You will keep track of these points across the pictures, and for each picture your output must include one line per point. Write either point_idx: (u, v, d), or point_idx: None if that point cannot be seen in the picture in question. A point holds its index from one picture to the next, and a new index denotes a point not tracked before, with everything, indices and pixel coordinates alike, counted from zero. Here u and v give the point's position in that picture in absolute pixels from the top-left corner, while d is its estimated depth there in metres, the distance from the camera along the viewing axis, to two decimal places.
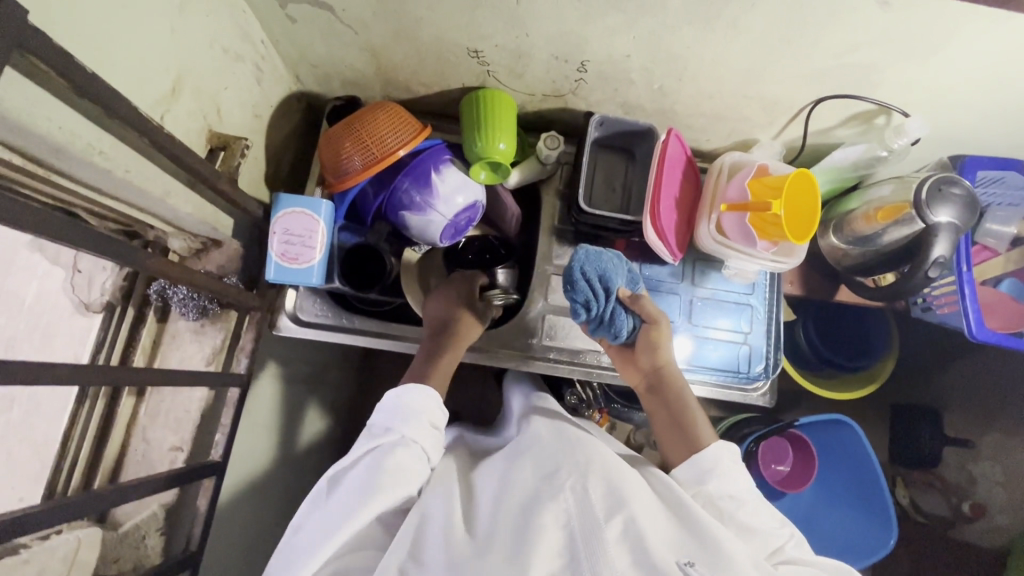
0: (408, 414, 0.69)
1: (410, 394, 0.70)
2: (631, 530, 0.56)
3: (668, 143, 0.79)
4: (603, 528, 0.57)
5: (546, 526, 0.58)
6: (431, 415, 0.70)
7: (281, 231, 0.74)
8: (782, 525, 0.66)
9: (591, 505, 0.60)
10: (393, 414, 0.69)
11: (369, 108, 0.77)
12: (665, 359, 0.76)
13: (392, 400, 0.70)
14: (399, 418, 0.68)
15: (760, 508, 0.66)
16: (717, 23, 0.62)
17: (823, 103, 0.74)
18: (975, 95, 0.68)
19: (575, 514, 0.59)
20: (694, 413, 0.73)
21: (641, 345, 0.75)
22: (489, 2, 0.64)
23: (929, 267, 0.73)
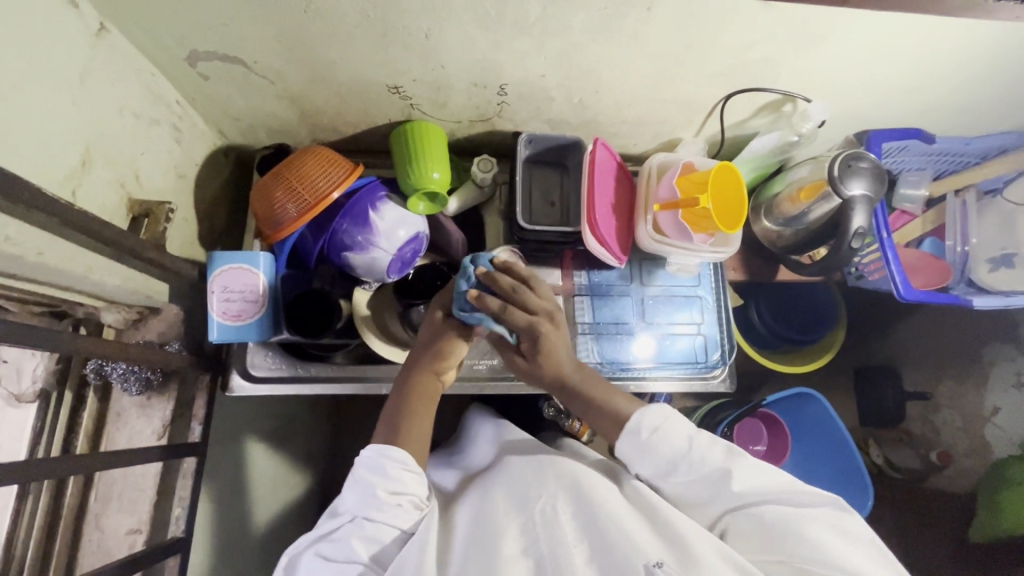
0: (365, 490, 0.64)
1: (372, 464, 0.66)
2: (598, 550, 0.60)
3: (595, 153, 0.81)
4: (570, 552, 0.60)
5: (517, 559, 0.61)
6: (393, 483, 0.65)
7: (219, 289, 0.73)
8: (724, 459, 0.66)
9: (560, 528, 0.63)
10: (354, 488, 0.65)
11: (297, 155, 0.77)
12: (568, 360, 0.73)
13: (357, 476, 0.65)
14: (361, 499, 0.63)
15: (697, 459, 0.66)
16: (620, 36, 0.65)
17: (733, 98, 0.78)
18: (865, 76, 0.73)
19: (546, 540, 0.62)
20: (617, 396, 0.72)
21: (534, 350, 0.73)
22: (398, 39, 0.65)
23: (851, 240, 0.76)
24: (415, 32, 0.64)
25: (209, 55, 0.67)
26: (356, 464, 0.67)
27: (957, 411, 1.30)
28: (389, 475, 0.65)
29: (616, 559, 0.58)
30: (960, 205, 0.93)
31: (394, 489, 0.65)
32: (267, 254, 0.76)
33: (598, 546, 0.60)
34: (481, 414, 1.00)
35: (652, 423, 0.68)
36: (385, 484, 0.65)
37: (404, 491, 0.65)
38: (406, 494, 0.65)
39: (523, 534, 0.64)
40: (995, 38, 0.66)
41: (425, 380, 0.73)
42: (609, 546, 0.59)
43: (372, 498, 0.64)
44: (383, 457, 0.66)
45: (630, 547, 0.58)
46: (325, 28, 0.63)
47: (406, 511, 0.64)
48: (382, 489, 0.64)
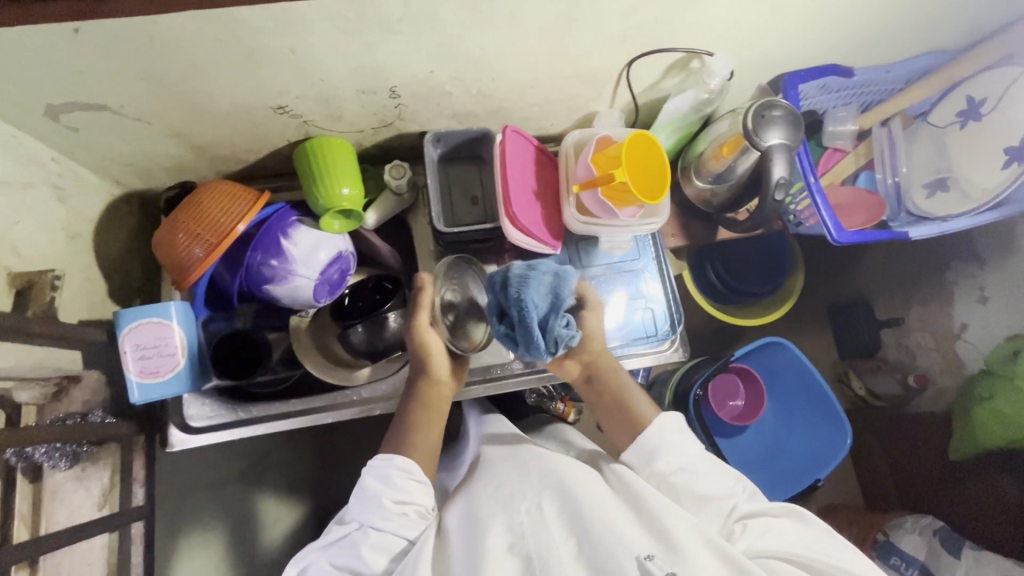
0: (370, 500, 0.65)
1: (378, 475, 0.67)
2: (584, 542, 0.58)
3: (504, 143, 0.78)
4: (557, 545, 0.58)
5: (503, 557, 0.58)
6: (397, 493, 0.66)
7: (132, 348, 0.68)
8: (735, 483, 0.68)
9: (546, 524, 0.60)
10: (360, 497, 0.66)
11: (194, 193, 0.73)
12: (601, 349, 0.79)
13: (364, 485, 0.67)
14: (366, 507, 0.65)
15: (712, 474, 0.67)
16: (498, 19, 0.61)
17: (636, 63, 0.75)
18: (764, 19, 0.69)
19: (530, 537, 0.59)
20: (631, 396, 0.75)
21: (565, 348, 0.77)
22: (263, 59, 0.61)
23: (774, 191, 0.74)
24: (278, 49, 0.60)
25: (70, 106, 0.62)
26: (364, 473, 0.68)
27: (930, 331, 1.31)
28: (393, 486, 0.66)
29: (603, 551, 0.56)
30: (887, 135, 0.92)
31: (398, 498, 0.66)
32: (179, 302, 0.71)
33: (587, 542, 0.57)
34: (475, 412, 0.98)
35: (676, 427, 0.71)
36: (391, 494, 0.65)
37: (407, 500, 0.66)
38: (409, 503, 0.66)
39: (506, 531, 0.61)
40: None
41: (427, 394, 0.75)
42: (596, 537, 0.57)
43: (377, 507, 0.65)
44: (390, 468, 0.67)
45: (618, 543, 0.56)
46: (183, 59, 0.59)
47: (409, 520, 0.65)
48: (386, 499, 0.65)
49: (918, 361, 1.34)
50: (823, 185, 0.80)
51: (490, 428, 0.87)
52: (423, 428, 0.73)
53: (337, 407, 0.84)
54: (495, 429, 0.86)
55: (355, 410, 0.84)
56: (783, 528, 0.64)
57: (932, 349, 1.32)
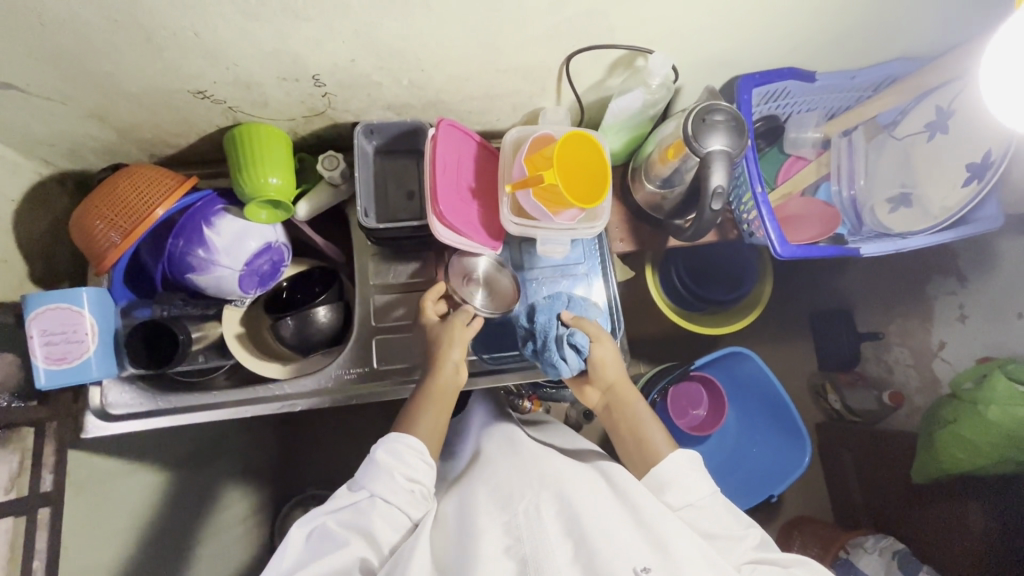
0: (382, 472, 0.64)
1: (393, 452, 0.65)
2: (579, 547, 0.56)
3: (437, 137, 0.75)
4: (548, 550, 0.56)
5: (496, 560, 0.56)
6: (409, 470, 0.65)
7: (38, 333, 0.66)
8: (747, 528, 0.63)
9: (543, 524, 0.59)
10: (371, 468, 0.64)
11: (114, 176, 0.72)
12: (615, 375, 0.78)
13: (375, 456, 0.65)
14: (377, 477, 0.63)
15: (720, 512, 0.64)
16: (414, 8, 0.58)
17: (575, 59, 0.72)
18: (707, 18, 0.65)
19: (528, 542, 0.57)
20: (647, 428, 0.73)
21: (590, 367, 0.77)
22: (167, 42, 0.58)
23: (711, 200, 0.70)
24: (181, 31, 0.57)
25: None
26: (378, 445, 0.66)
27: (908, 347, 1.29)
28: (405, 463, 0.65)
29: (594, 557, 0.54)
30: (846, 145, 0.88)
31: (409, 475, 0.64)
32: (92, 289, 0.70)
33: (581, 543, 0.56)
34: (481, 406, 0.92)
35: (691, 462, 0.68)
36: (404, 471, 0.64)
37: (416, 480, 0.65)
38: (418, 483, 0.65)
39: (506, 536, 0.59)
40: None
41: (438, 380, 0.74)
42: (589, 543, 0.55)
43: (389, 480, 0.63)
44: (403, 444, 0.66)
45: (613, 549, 0.54)
46: (79, 39, 0.56)
47: (416, 500, 0.64)
48: (399, 475, 0.64)
49: (895, 377, 1.32)
50: (770, 197, 0.76)
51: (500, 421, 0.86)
52: (430, 409, 0.71)
53: (254, 402, 0.81)
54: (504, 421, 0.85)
55: (275, 406, 0.81)
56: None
57: (910, 365, 1.29)
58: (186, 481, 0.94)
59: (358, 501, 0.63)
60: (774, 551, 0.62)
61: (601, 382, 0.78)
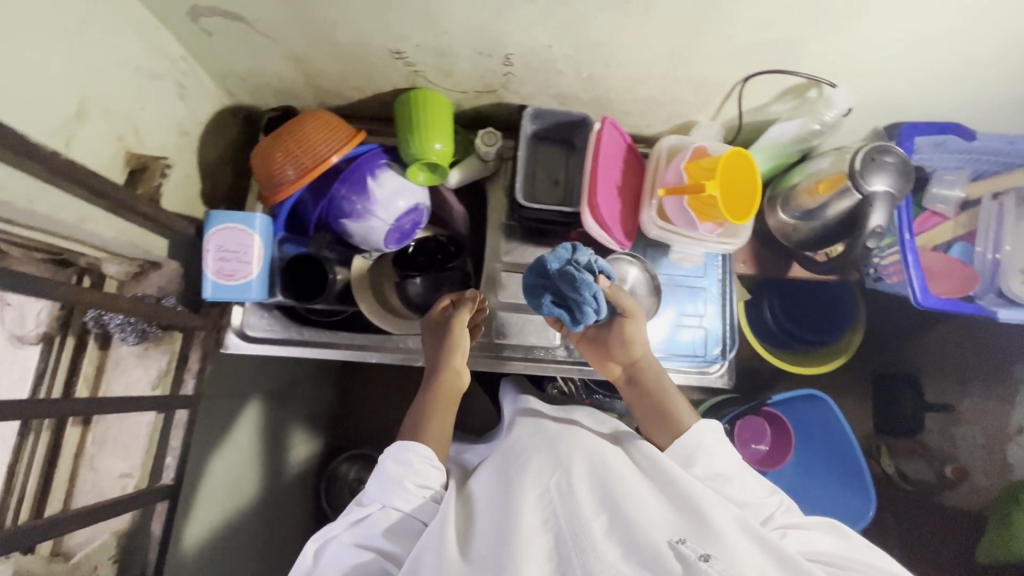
0: (391, 482, 0.64)
1: (397, 459, 0.66)
2: (615, 523, 0.55)
3: (602, 132, 0.78)
4: (583, 522, 0.55)
5: (534, 533, 0.55)
6: (418, 476, 0.65)
7: (214, 248, 0.72)
8: (771, 494, 0.65)
9: (576, 499, 0.58)
10: (378, 479, 0.65)
11: (298, 117, 0.76)
12: (642, 351, 0.77)
13: (382, 468, 0.66)
14: (387, 488, 0.64)
15: (747, 479, 0.66)
16: (631, 6, 0.61)
17: (752, 80, 0.74)
18: (900, 61, 0.67)
19: (562, 513, 0.57)
20: (672, 399, 0.74)
21: (617, 343, 0.76)
22: (399, 2, 0.63)
23: (867, 238, 0.72)
24: None
25: (210, 11, 0.66)
26: (383, 456, 0.67)
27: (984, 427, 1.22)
28: (414, 469, 0.65)
29: (634, 531, 0.53)
30: (995, 209, 0.87)
31: (419, 481, 0.65)
32: (263, 216, 0.75)
33: (618, 517, 0.55)
34: (509, 389, 0.92)
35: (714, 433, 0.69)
36: (413, 477, 0.65)
37: (426, 484, 0.65)
38: (429, 487, 0.65)
39: (537, 504, 0.58)
40: None
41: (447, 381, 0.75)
42: (629, 521, 0.54)
43: (399, 488, 0.63)
44: (407, 452, 0.66)
45: (649, 526, 0.54)
46: None
47: (430, 505, 0.64)
48: (410, 482, 0.64)
49: (958, 452, 1.24)
50: (917, 244, 0.77)
51: (527, 402, 0.84)
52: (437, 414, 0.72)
53: (382, 348, 0.85)
54: (533, 404, 0.83)
55: (399, 356, 0.85)
56: (815, 540, 0.61)
57: (979, 446, 1.22)
58: None
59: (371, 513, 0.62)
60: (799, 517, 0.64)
61: (627, 357, 0.77)
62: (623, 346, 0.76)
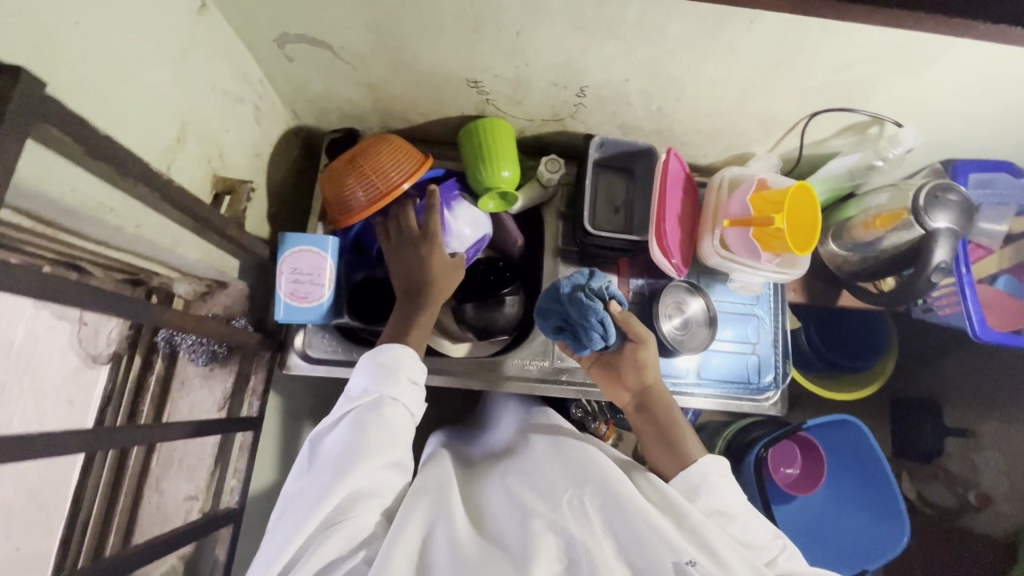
0: (383, 370, 0.63)
1: (389, 355, 0.65)
2: (628, 541, 0.54)
3: (667, 163, 0.80)
4: (598, 543, 0.54)
5: (544, 535, 0.55)
6: (408, 371, 0.65)
7: (289, 270, 0.73)
8: (774, 537, 0.64)
9: (590, 517, 0.56)
10: (365, 367, 0.64)
11: (370, 141, 0.77)
12: (653, 378, 0.75)
13: (369, 361, 0.64)
14: (379, 375, 0.63)
15: (751, 521, 0.64)
16: (715, 46, 0.63)
17: (818, 117, 0.76)
18: (965, 104, 0.69)
19: (574, 525, 0.56)
20: (682, 428, 0.72)
21: (629, 366, 0.74)
22: (488, 35, 0.64)
23: (930, 274, 0.74)
24: (506, 29, 0.63)
25: (299, 38, 0.67)
26: (368, 354, 0.65)
27: None
28: (403, 365, 0.64)
29: (647, 552, 0.53)
30: None
31: (409, 374, 0.65)
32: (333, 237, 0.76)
33: (630, 537, 0.54)
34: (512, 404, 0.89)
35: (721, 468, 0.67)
36: (406, 372, 0.64)
37: (413, 376, 0.65)
38: (415, 378, 0.65)
39: (548, 514, 0.57)
40: None
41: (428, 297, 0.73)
42: (639, 539, 0.54)
43: (390, 374, 0.63)
44: (396, 352, 0.65)
45: (658, 540, 0.53)
46: (420, 19, 0.62)
47: (416, 398, 0.65)
48: (403, 374, 0.64)
49: (981, 478, 1.24)
50: (973, 279, 0.80)
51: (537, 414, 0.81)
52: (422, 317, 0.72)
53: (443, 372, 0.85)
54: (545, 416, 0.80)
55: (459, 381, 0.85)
56: None
57: (1001, 472, 1.21)
58: None
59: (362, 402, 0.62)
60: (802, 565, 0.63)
61: (638, 382, 0.75)
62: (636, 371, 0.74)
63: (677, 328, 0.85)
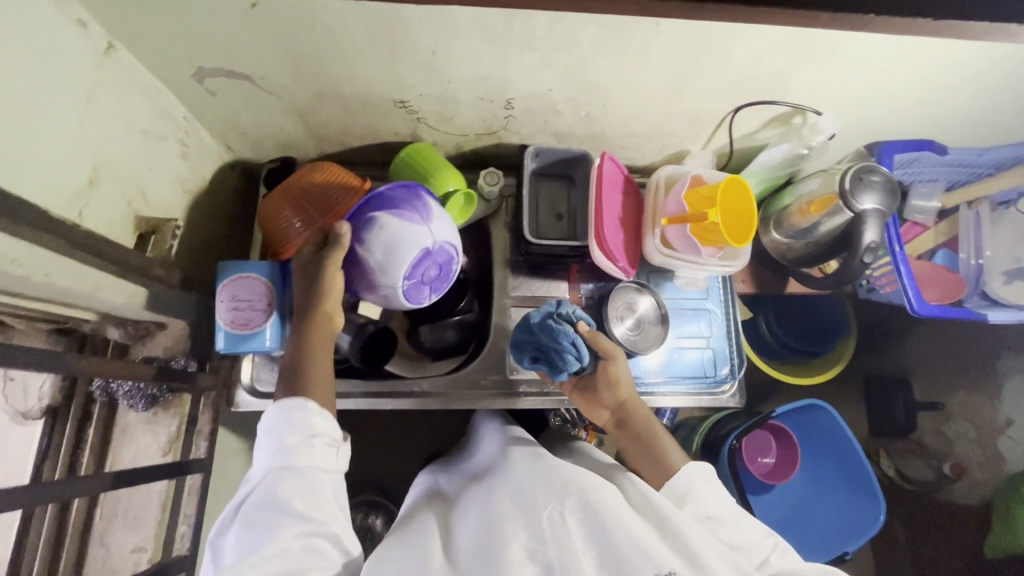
0: (275, 441, 0.57)
1: (277, 421, 0.58)
2: (608, 557, 0.54)
3: (602, 167, 0.81)
4: (578, 563, 0.54)
5: (522, 564, 0.54)
6: (302, 430, 0.58)
7: (228, 298, 0.72)
8: (765, 537, 0.64)
9: (569, 535, 0.56)
10: (263, 442, 0.58)
11: (306, 169, 0.75)
12: (628, 393, 0.75)
13: (264, 433, 0.58)
14: (275, 449, 0.57)
15: (739, 522, 0.64)
16: (628, 51, 0.64)
17: (742, 111, 0.77)
18: (876, 89, 0.72)
19: (553, 548, 0.55)
20: (662, 439, 0.72)
21: (603, 384, 0.74)
22: (405, 56, 0.65)
23: (863, 254, 0.75)
24: (422, 48, 0.63)
25: (216, 71, 0.66)
26: (262, 422, 0.59)
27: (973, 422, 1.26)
28: (297, 426, 0.58)
29: (627, 567, 0.52)
30: (973, 217, 0.92)
31: (305, 434, 0.58)
32: (274, 266, 0.75)
33: (609, 555, 0.54)
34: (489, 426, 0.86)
35: (703, 475, 0.68)
36: (293, 433, 0.58)
37: (313, 433, 0.58)
38: (315, 435, 0.58)
39: (526, 538, 0.56)
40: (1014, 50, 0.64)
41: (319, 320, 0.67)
42: (619, 556, 0.53)
43: (282, 446, 0.57)
44: (288, 411, 0.59)
45: (639, 555, 0.53)
46: (334, 44, 0.62)
47: (323, 455, 0.58)
48: (289, 439, 0.57)
49: (953, 449, 1.28)
50: (908, 256, 0.83)
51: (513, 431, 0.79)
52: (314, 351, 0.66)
53: (397, 394, 0.84)
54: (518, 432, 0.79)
55: (415, 401, 0.84)
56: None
57: (971, 440, 1.25)
58: None
59: (262, 483, 0.56)
60: (796, 561, 0.62)
61: (614, 400, 0.75)
62: (610, 389, 0.74)
63: (629, 330, 0.85)
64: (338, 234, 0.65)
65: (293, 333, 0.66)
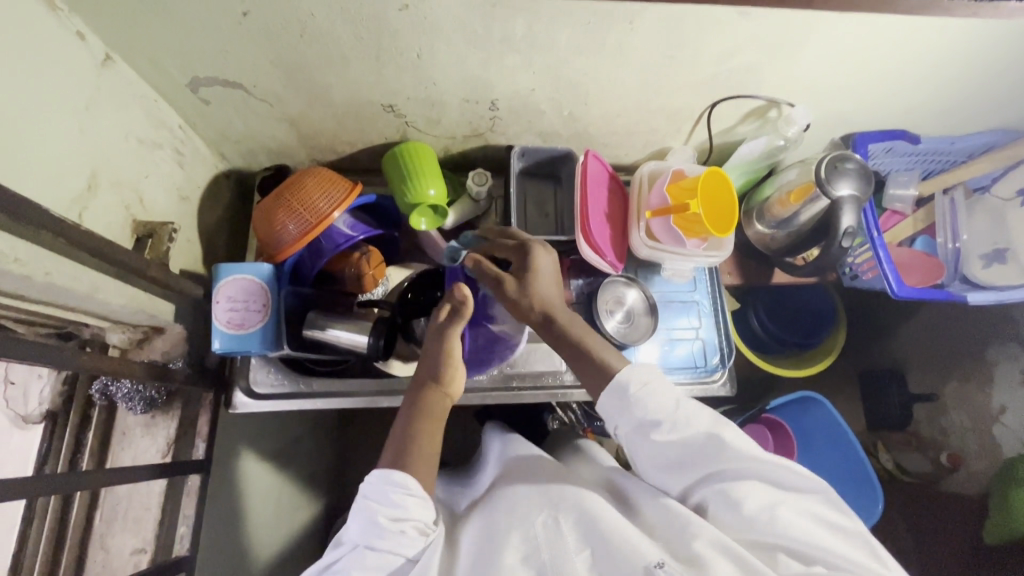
0: (368, 519, 0.56)
1: (375, 493, 0.58)
2: (601, 557, 0.56)
3: (586, 164, 0.83)
4: (570, 563, 0.57)
5: (517, 569, 0.57)
6: (396, 510, 0.57)
7: (224, 299, 0.73)
8: (707, 433, 0.60)
9: (563, 539, 0.59)
10: (357, 515, 0.58)
11: (298, 175, 0.78)
12: (551, 295, 0.69)
13: (360, 505, 0.58)
14: (367, 529, 0.56)
15: (677, 423, 0.60)
16: (605, 48, 0.67)
17: (719, 106, 0.80)
18: (847, 79, 0.74)
19: (547, 554, 0.58)
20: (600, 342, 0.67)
21: (524, 281, 0.69)
22: (391, 60, 0.67)
23: (841, 238, 0.78)
24: (407, 52, 0.66)
25: (210, 80, 0.69)
26: (361, 492, 0.59)
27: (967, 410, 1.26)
28: (389, 503, 0.57)
29: (616, 566, 0.55)
30: (949, 203, 0.95)
31: (395, 516, 0.56)
32: (269, 267, 0.77)
33: (602, 554, 0.56)
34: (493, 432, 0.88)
35: (644, 376, 0.63)
36: (388, 511, 0.57)
37: (406, 517, 0.57)
38: (407, 521, 0.57)
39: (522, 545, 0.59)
40: (975, 38, 0.67)
41: (432, 395, 0.67)
42: (612, 555, 0.56)
43: (374, 527, 0.56)
44: (385, 485, 0.58)
45: (626, 550, 0.55)
46: (323, 50, 0.65)
47: (412, 539, 0.56)
48: (383, 518, 0.56)
49: (950, 439, 1.26)
50: (886, 241, 0.85)
51: (513, 442, 0.80)
52: (424, 427, 0.63)
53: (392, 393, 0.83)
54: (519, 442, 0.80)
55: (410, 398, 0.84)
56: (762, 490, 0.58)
57: (968, 430, 1.23)
58: (286, 470, 0.96)
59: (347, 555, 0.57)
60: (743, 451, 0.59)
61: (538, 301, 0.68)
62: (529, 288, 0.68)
63: (619, 323, 0.87)
64: (462, 301, 0.69)
65: (405, 403, 0.66)
